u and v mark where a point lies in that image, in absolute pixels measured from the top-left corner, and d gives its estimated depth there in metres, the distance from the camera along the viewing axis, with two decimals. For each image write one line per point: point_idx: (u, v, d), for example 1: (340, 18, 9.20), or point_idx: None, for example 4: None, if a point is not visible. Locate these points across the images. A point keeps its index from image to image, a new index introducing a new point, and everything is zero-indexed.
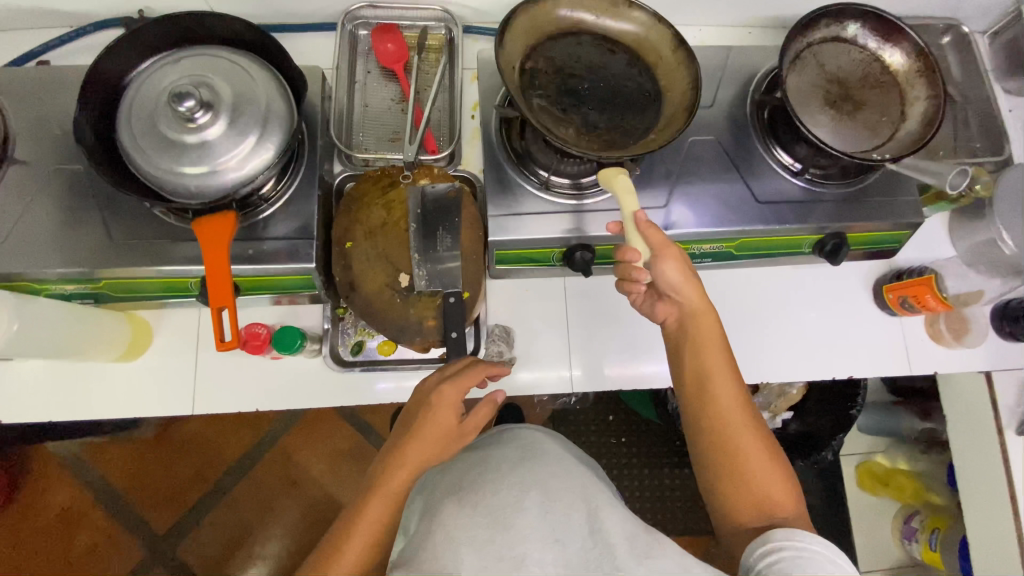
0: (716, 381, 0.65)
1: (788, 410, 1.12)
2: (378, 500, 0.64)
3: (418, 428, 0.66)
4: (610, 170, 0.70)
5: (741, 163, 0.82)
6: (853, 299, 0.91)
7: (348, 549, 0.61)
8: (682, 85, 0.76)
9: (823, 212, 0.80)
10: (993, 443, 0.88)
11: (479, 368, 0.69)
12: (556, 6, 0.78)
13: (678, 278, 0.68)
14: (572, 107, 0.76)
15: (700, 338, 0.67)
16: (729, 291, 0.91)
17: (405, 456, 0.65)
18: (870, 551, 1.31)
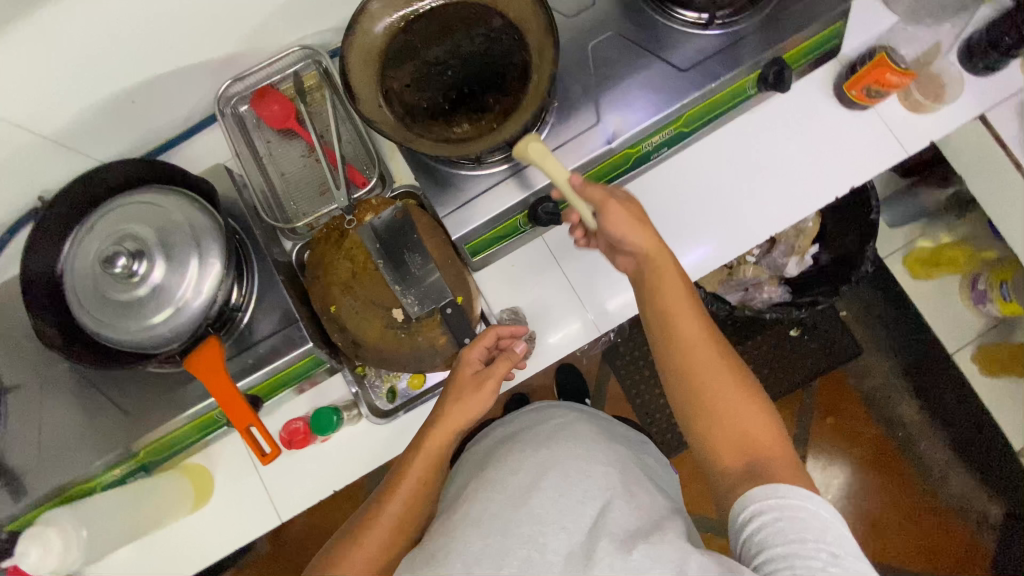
0: (683, 327, 0.67)
1: (813, 244, 1.11)
2: (420, 461, 0.69)
3: (456, 389, 0.72)
4: (521, 142, 0.68)
5: (650, 44, 0.78)
6: (821, 114, 0.87)
7: (390, 505, 0.67)
8: (532, 11, 0.73)
9: (751, 47, 0.76)
10: (1015, 178, 0.85)
11: (493, 332, 0.75)
12: (375, 17, 0.75)
13: (623, 222, 0.67)
14: (453, 101, 0.74)
15: (658, 284, 0.69)
16: (703, 164, 0.88)
17: (448, 412, 0.70)
18: (949, 328, 1.31)
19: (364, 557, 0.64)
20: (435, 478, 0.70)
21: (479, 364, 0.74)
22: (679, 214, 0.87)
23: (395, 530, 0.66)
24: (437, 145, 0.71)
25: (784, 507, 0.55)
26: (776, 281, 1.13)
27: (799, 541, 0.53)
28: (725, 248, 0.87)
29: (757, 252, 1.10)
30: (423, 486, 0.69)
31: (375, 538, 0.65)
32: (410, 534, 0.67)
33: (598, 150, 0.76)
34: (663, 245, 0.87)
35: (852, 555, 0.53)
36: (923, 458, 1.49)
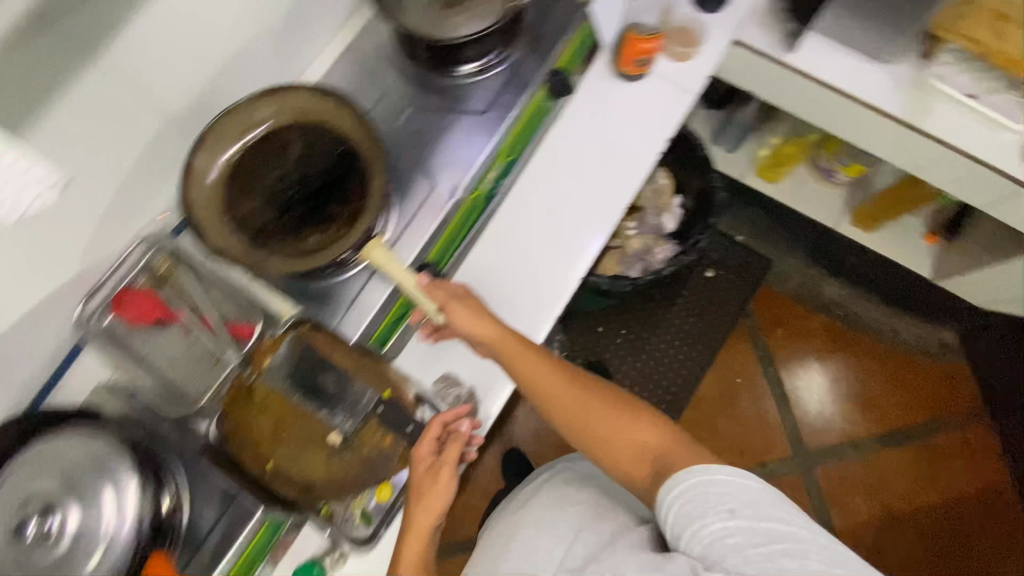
0: (548, 386, 0.75)
1: (675, 195, 1.27)
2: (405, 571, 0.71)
3: (418, 490, 0.74)
4: (368, 246, 0.76)
5: (450, 102, 0.88)
6: (616, 91, 0.98)
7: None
8: (339, 116, 0.79)
9: (531, 70, 0.90)
10: (789, 72, 1.00)
11: (438, 421, 0.77)
12: (200, 169, 0.75)
13: (467, 323, 0.76)
14: (303, 220, 0.79)
15: (513, 361, 0.75)
16: (549, 169, 0.91)
17: (416, 514, 0.72)
18: (819, 208, 1.46)
19: None
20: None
21: (433, 450, 0.77)
22: (552, 222, 0.89)
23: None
24: (293, 263, 0.75)
25: (683, 492, 0.64)
26: (663, 239, 1.25)
27: (703, 515, 0.62)
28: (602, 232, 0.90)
29: (633, 224, 1.25)
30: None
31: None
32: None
33: (446, 205, 0.82)
34: (552, 255, 0.88)
35: (748, 503, 0.62)
36: (865, 320, 1.68)
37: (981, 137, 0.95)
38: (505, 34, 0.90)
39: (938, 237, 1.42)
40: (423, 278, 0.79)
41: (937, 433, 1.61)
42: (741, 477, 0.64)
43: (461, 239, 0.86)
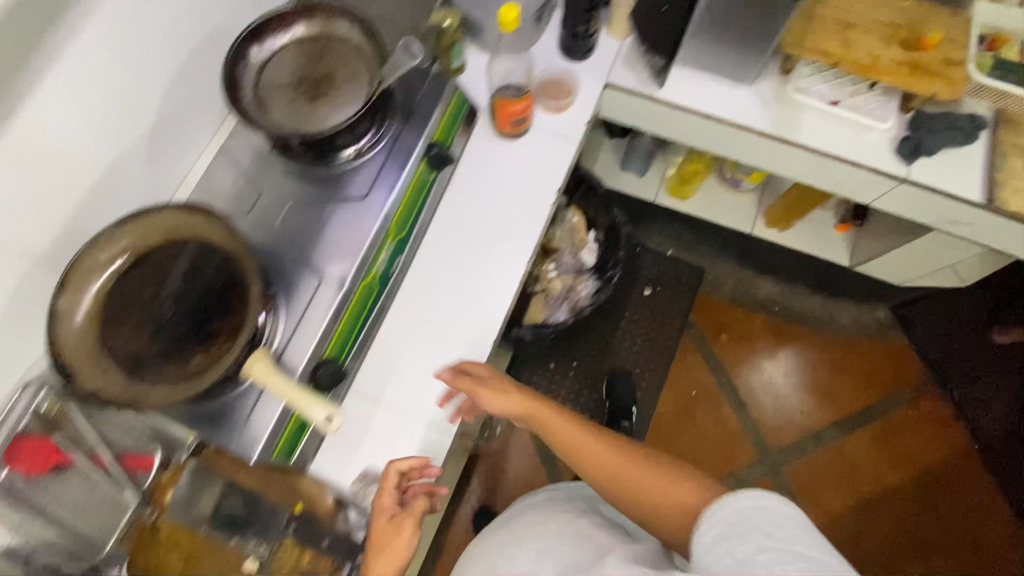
0: (581, 446, 0.79)
1: (589, 230, 1.31)
2: None
3: (377, 544, 0.72)
4: (253, 360, 0.74)
5: (329, 191, 0.87)
6: (499, 152, 1.01)
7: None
8: (210, 230, 0.78)
9: (406, 145, 0.90)
10: (664, 106, 1.04)
11: (393, 468, 0.76)
12: (64, 311, 0.72)
13: (496, 400, 0.79)
14: (184, 343, 0.76)
15: (548, 427, 0.80)
16: (443, 243, 0.95)
17: (375, 568, 0.71)
18: (733, 215, 1.51)
19: None
20: None
21: (393, 503, 0.76)
22: (452, 294, 0.91)
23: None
24: (178, 393, 0.72)
25: (724, 511, 0.61)
26: (584, 276, 1.27)
27: (738, 536, 0.58)
28: (503, 293, 0.92)
29: (554, 265, 1.28)
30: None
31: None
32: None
33: (336, 299, 0.80)
34: (456, 326, 0.90)
35: (796, 532, 0.57)
36: (801, 312, 1.72)
37: (852, 138, 0.99)
38: (377, 114, 0.90)
39: (850, 225, 1.46)
40: (446, 368, 0.82)
41: (892, 410, 1.64)
42: (790, 504, 0.60)
43: (360, 327, 0.84)
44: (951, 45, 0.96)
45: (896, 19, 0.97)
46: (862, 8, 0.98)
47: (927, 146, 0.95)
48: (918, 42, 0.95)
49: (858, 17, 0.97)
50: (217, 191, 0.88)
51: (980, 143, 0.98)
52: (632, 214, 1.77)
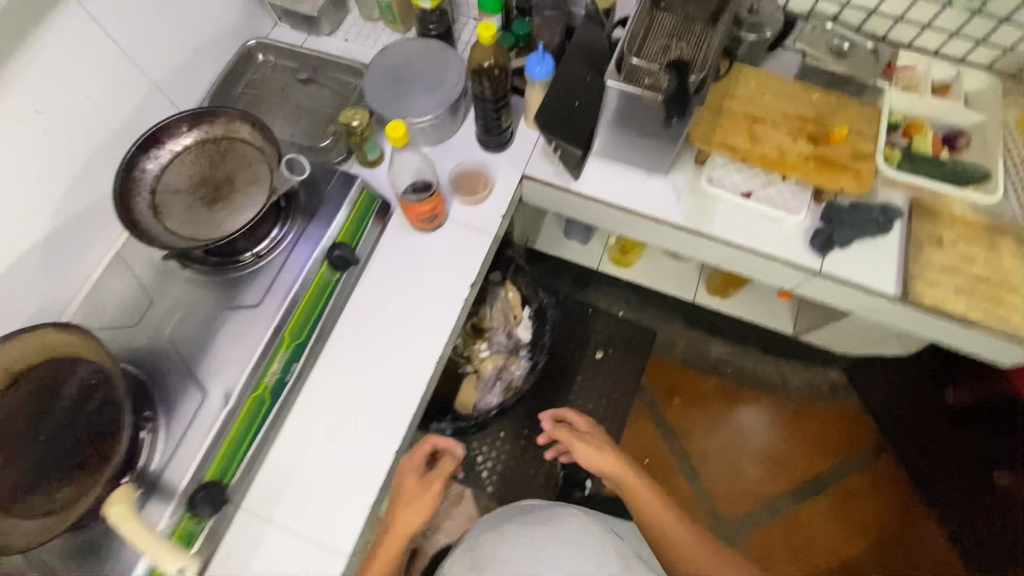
0: (650, 508, 0.97)
1: (524, 305, 1.28)
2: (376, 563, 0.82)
3: (406, 497, 0.86)
4: (117, 494, 0.67)
5: (224, 299, 0.84)
6: (413, 246, 0.99)
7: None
8: (89, 351, 0.76)
9: (306, 249, 0.88)
10: (581, 196, 1.04)
11: (428, 442, 0.93)
12: None
13: (592, 455, 1.02)
14: (56, 473, 0.73)
15: (632, 491, 0.99)
16: (350, 344, 0.92)
17: (400, 518, 0.84)
18: (675, 282, 1.52)
19: None
20: None
21: (421, 478, 0.89)
22: (356, 399, 0.89)
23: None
24: (37, 531, 0.69)
25: None
26: (518, 356, 1.24)
27: None
28: (409, 399, 0.89)
29: (487, 345, 1.24)
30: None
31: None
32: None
33: (220, 417, 0.78)
34: (359, 435, 0.87)
35: None
36: (754, 374, 1.70)
37: (765, 230, 0.98)
38: (278, 214, 0.89)
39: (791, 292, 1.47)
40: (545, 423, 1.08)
41: (847, 475, 1.62)
42: None
43: (251, 442, 0.82)
44: (859, 138, 0.95)
45: (804, 112, 0.98)
46: (770, 100, 0.99)
47: (839, 239, 0.94)
48: (824, 136, 0.95)
49: (765, 111, 0.98)
50: (110, 299, 0.85)
51: (895, 233, 0.97)
52: (583, 275, 1.77)
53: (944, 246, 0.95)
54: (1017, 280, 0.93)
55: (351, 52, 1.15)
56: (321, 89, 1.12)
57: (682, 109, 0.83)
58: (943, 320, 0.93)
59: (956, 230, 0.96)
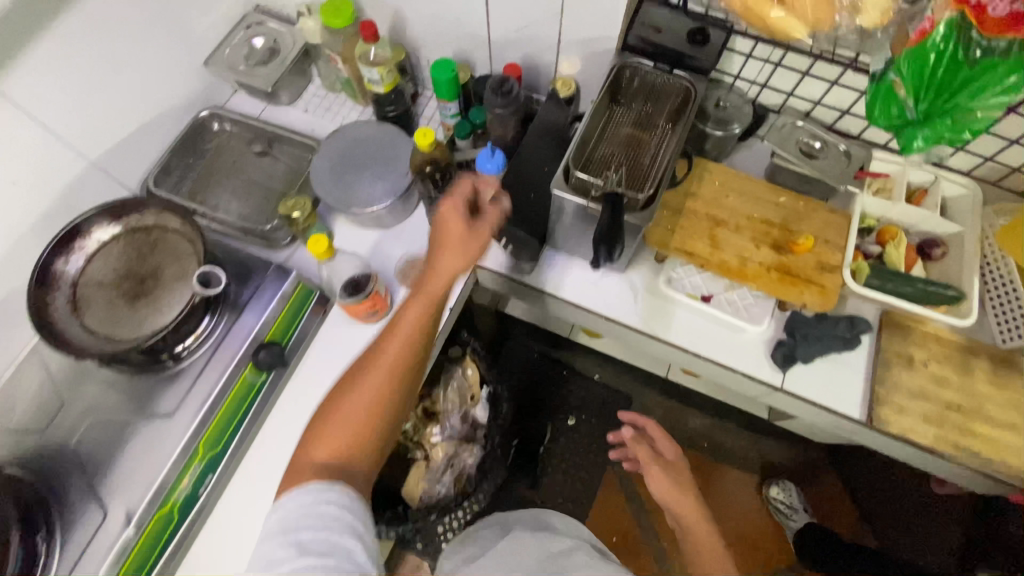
0: (705, 563, 0.94)
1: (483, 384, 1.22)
2: (420, 302, 0.76)
3: (442, 241, 0.77)
4: None
5: (140, 404, 0.80)
6: (353, 339, 0.93)
7: (403, 326, 0.75)
8: None
9: (231, 350, 0.83)
10: (535, 289, 1.00)
11: (467, 180, 0.82)
12: None
13: (663, 487, 1.06)
14: None
15: (693, 536, 0.99)
16: (276, 450, 0.86)
17: (440, 264, 0.76)
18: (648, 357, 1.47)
19: (353, 404, 0.71)
20: (399, 389, 0.73)
21: (461, 210, 0.78)
22: None
23: (347, 450, 0.70)
24: None
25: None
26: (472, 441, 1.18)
27: None
28: None
29: (441, 429, 1.17)
30: (407, 365, 0.74)
31: (368, 399, 0.71)
32: (406, 392, 0.74)
33: (119, 539, 0.73)
34: None
35: None
36: (732, 451, 1.62)
37: (725, 338, 0.93)
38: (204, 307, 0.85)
39: None
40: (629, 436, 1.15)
41: None
42: None
43: (155, 561, 0.76)
44: (826, 247, 0.90)
45: (769, 215, 0.93)
46: (735, 201, 0.94)
47: (802, 354, 0.89)
48: (790, 244, 0.90)
49: (728, 212, 0.94)
50: (21, 396, 0.81)
51: (864, 347, 0.92)
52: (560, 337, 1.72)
53: (914, 367, 0.89)
54: (991, 409, 0.87)
55: (311, 124, 1.12)
56: (276, 163, 1.09)
57: (609, 247, 0.79)
58: (907, 446, 0.88)
59: (927, 348, 0.90)
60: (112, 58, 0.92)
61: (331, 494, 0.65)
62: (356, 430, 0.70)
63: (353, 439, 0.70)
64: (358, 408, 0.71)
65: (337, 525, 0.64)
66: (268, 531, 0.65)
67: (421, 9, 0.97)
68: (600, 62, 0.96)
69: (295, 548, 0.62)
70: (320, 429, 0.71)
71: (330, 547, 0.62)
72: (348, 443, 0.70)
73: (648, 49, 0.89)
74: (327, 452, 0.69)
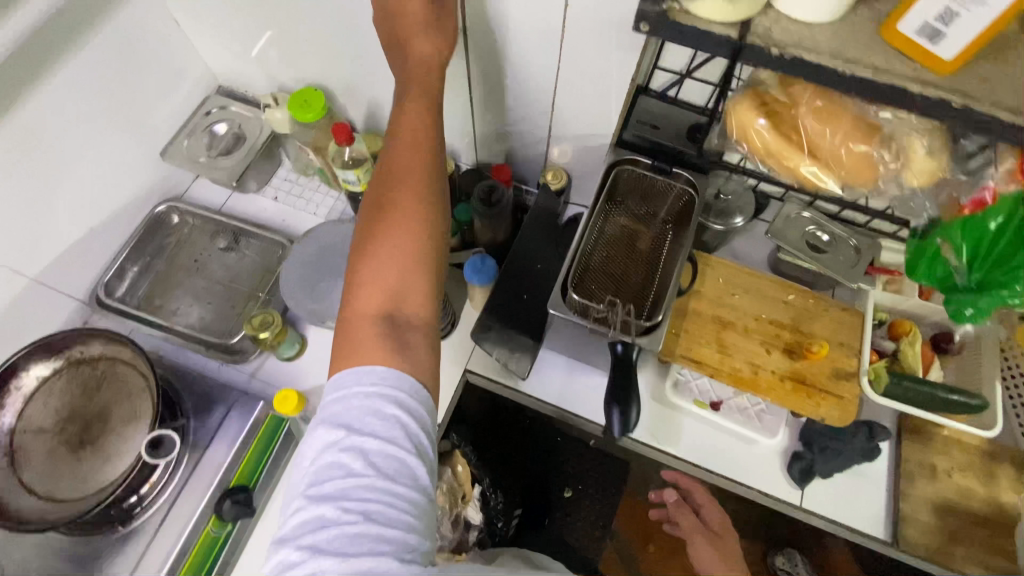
0: None
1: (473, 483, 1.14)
2: (413, 103, 0.66)
3: (404, 33, 0.67)
4: None
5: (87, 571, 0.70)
6: None
7: (400, 155, 0.63)
8: None
9: (192, 500, 0.74)
10: (530, 397, 0.91)
11: None
12: None
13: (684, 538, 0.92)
14: None
15: None
16: None
17: (416, 48, 0.67)
18: None
19: (399, 216, 0.61)
20: (430, 163, 0.64)
21: None
22: None
23: (399, 282, 0.59)
24: None
25: None
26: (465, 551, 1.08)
27: None
28: None
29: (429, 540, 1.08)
30: (428, 163, 0.64)
31: (404, 215, 0.61)
32: (439, 202, 0.63)
33: None
34: None
35: None
36: None
37: (736, 450, 0.87)
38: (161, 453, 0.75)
39: None
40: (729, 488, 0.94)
41: None
42: None
43: None
44: (841, 350, 0.85)
45: (778, 316, 0.87)
46: (741, 299, 0.88)
47: (821, 469, 0.83)
48: (802, 349, 0.84)
49: (734, 312, 0.87)
50: None
51: (883, 454, 0.87)
52: None
53: (938, 478, 0.84)
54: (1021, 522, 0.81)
55: (279, 215, 1.02)
56: (241, 259, 0.99)
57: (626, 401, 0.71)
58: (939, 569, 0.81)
59: (950, 455, 0.85)
60: (52, 162, 0.83)
61: (403, 386, 0.53)
62: (400, 276, 0.59)
63: (420, 236, 0.61)
64: (399, 239, 0.60)
65: (403, 443, 0.51)
66: (324, 419, 0.53)
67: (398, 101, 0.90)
68: (592, 155, 0.90)
69: (360, 458, 0.50)
70: (353, 300, 0.59)
71: (399, 467, 0.50)
72: (395, 290, 0.59)
73: (645, 146, 0.82)
74: (383, 292, 0.59)
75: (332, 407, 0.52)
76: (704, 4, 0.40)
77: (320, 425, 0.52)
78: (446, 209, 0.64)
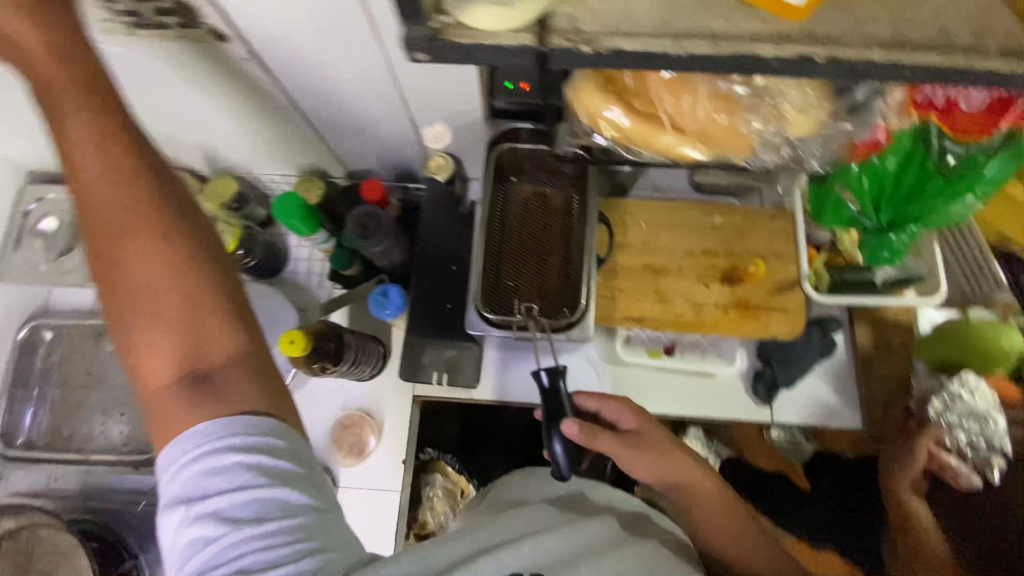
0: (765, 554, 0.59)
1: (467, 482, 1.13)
2: (76, 108, 0.45)
3: None
4: None
5: None
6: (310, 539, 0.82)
7: (88, 171, 0.44)
8: None
9: None
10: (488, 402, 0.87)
11: None
12: None
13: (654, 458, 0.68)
14: None
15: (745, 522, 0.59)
16: None
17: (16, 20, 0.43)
18: None
19: (142, 261, 0.43)
20: (145, 175, 0.45)
21: None
22: None
23: (190, 338, 0.43)
24: None
25: None
26: None
27: None
28: None
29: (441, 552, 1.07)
30: (127, 162, 0.45)
31: (145, 247, 0.44)
32: (181, 206, 0.46)
33: None
34: None
35: None
36: None
37: (701, 385, 0.86)
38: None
39: None
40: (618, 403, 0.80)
41: None
42: None
43: None
44: (778, 261, 0.81)
45: (709, 244, 0.82)
46: (668, 238, 0.83)
47: (785, 381, 0.82)
48: (739, 274, 0.80)
49: (665, 254, 0.82)
50: None
51: (840, 345, 0.86)
52: None
53: (893, 352, 0.85)
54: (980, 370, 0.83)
55: None
56: None
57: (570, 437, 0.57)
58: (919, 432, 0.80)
59: (902, 325, 0.86)
60: None
61: (232, 426, 0.41)
62: (185, 319, 0.43)
63: (187, 273, 0.44)
64: (152, 274, 0.43)
65: (258, 483, 0.41)
66: (162, 496, 0.42)
67: (232, 140, 0.78)
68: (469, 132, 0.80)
69: (211, 522, 0.40)
70: (139, 370, 0.43)
71: (264, 507, 0.41)
72: (187, 341, 0.43)
73: (517, 109, 0.71)
74: (177, 361, 0.43)
75: (164, 485, 0.41)
76: (480, 12, 0.34)
77: (162, 505, 0.41)
78: (193, 205, 0.47)
